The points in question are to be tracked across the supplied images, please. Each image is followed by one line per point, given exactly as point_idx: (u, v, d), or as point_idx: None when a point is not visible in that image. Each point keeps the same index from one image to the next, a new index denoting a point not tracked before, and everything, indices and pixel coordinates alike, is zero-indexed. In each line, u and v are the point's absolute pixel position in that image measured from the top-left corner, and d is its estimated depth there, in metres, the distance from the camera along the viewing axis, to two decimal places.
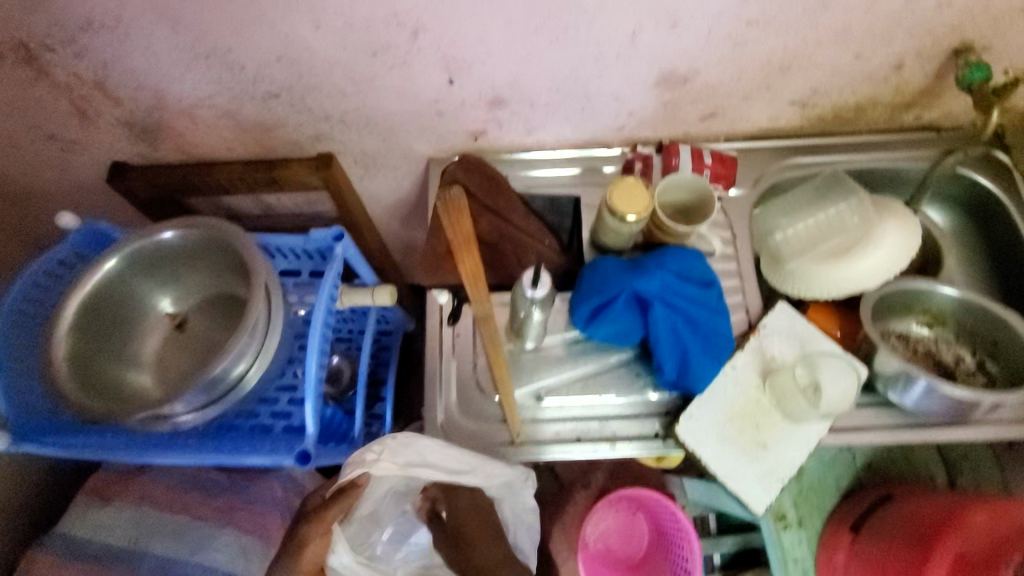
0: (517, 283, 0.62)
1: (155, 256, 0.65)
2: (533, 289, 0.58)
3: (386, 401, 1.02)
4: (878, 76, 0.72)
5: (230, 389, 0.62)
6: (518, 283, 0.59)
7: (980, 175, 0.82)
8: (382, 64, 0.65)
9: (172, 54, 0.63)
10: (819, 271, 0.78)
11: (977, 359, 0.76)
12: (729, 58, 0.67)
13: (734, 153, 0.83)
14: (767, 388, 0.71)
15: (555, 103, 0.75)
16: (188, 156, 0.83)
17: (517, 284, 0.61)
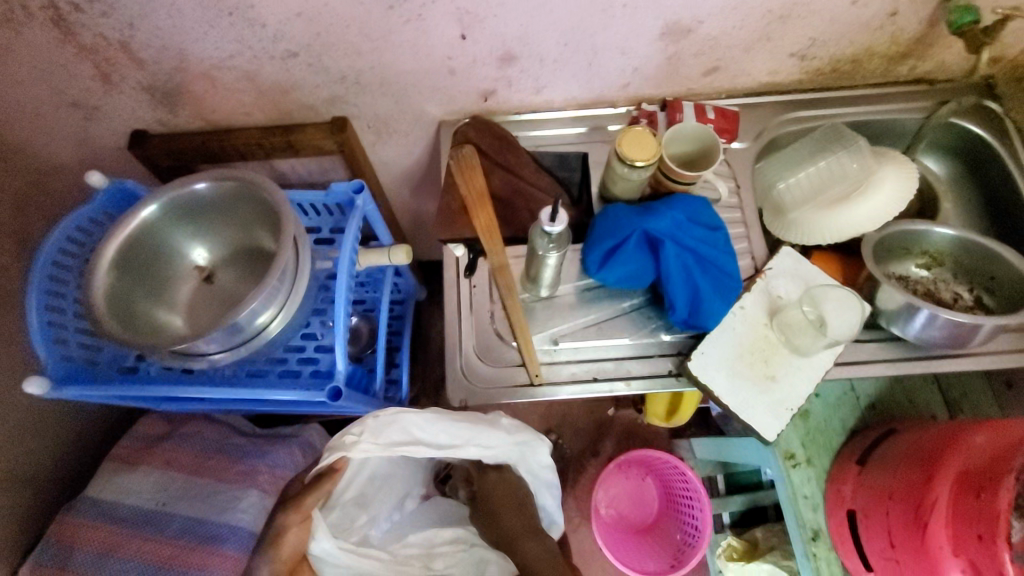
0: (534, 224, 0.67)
1: (186, 207, 0.67)
2: (551, 224, 0.63)
3: (403, 366, 1.05)
4: (873, 25, 0.75)
5: (258, 333, 0.66)
6: (537, 221, 0.64)
7: (972, 123, 0.85)
8: (399, 18, 0.68)
9: (196, 11, 0.66)
10: (821, 218, 0.81)
11: (975, 295, 0.79)
12: (731, 7, 0.70)
13: (735, 108, 0.86)
14: (775, 325, 0.74)
15: (563, 59, 0.78)
16: (207, 123, 0.85)
17: (534, 225, 0.66)
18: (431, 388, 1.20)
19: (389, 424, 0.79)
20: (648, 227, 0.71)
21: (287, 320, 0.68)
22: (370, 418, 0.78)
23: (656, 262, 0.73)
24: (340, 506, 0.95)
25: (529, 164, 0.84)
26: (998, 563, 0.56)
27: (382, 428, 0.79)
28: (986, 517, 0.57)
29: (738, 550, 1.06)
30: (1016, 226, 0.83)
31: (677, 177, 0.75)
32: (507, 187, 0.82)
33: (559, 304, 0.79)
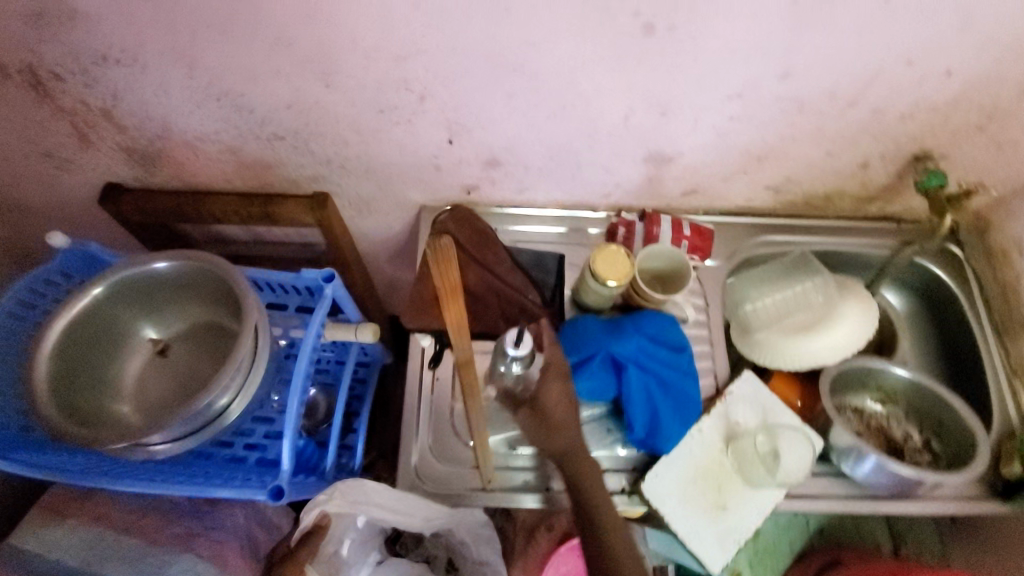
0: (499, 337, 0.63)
1: (143, 284, 0.65)
2: (515, 349, 0.60)
3: (358, 434, 1.00)
4: (844, 172, 0.78)
5: (212, 420, 0.63)
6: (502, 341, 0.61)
7: (936, 265, 0.89)
8: (388, 120, 0.69)
9: (182, 93, 0.65)
10: (784, 344, 0.82)
11: (924, 438, 0.80)
12: (712, 144, 0.72)
13: (711, 227, 0.88)
14: (731, 452, 0.74)
15: (548, 168, 0.79)
16: (185, 183, 0.84)
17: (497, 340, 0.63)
18: (386, 455, 1.17)
19: (354, 491, 0.73)
20: (616, 346, 0.72)
21: (244, 405, 0.66)
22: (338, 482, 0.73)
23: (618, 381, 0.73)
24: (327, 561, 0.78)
25: (507, 260, 0.84)
26: None
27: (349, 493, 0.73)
28: None
29: None
30: (966, 369, 0.87)
31: (647, 297, 0.77)
32: (481, 283, 0.83)
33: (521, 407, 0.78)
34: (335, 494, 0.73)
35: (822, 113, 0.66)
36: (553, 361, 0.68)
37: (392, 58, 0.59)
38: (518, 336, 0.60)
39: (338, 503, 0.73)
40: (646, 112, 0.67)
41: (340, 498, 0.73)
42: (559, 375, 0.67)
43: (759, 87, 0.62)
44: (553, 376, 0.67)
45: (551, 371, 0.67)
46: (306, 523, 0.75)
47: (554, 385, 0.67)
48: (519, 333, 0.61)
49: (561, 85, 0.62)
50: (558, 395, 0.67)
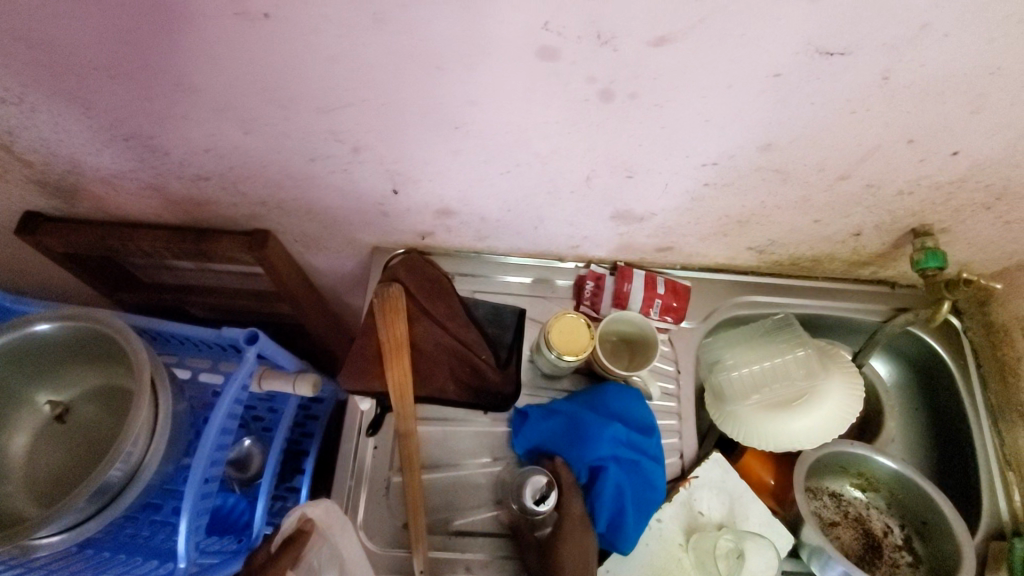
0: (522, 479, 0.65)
1: (23, 350, 0.58)
2: (537, 503, 0.62)
3: (305, 477, 0.91)
4: (835, 239, 0.70)
5: (115, 497, 0.57)
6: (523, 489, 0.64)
7: (931, 337, 0.81)
8: (321, 168, 0.61)
9: (85, 132, 0.57)
10: (759, 421, 0.75)
11: (905, 534, 0.74)
12: (686, 207, 0.64)
13: (688, 284, 0.81)
14: (691, 547, 0.68)
15: (506, 221, 0.71)
16: (110, 215, 0.76)
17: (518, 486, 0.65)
18: None
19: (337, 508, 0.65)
20: (585, 459, 0.67)
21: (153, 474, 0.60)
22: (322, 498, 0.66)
23: (592, 482, 0.67)
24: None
25: (461, 316, 0.76)
26: None
27: (333, 511, 0.65)
28: None
29: None
30: (955, 454, 0.79)
31: (609, 371, 0.71)
32: (429, 340, 0.74)
33: (467, 482, 0.72)
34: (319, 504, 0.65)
35: (809, 184, 0.58)
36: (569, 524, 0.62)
37: (314, 110, 0.51)
38: (540, 488, 0.63)
39: (321, 515, 0.64)
40: (610, 174, 0.59)
41: (325, 509, 0.65)
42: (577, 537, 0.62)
43: (738, 156, 0.54)
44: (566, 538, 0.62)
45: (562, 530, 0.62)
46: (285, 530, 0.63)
47: (568, 549, 0.61)
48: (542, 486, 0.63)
49: (511, 145, 0.54)
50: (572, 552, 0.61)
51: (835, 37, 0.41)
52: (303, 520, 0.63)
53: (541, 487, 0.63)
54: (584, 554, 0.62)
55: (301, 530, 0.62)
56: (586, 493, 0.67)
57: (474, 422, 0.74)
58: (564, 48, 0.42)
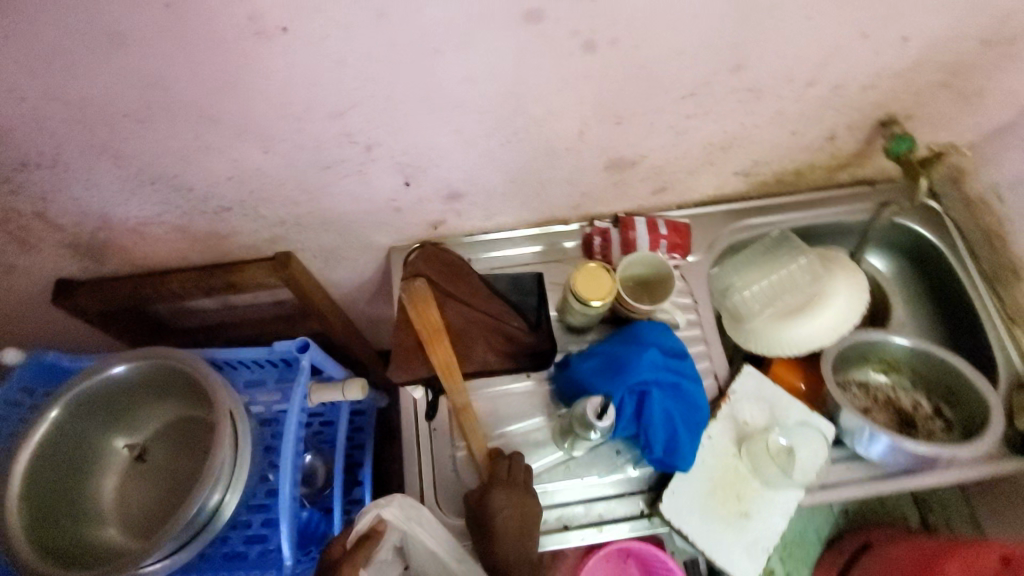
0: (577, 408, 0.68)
1: (103, 396, 0.62)
2: (601, 422, 0.66)
3: (366, 485, 0.95)
4: (812, 146, 0.76)
5: (208, 521, 0.60)
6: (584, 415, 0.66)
7: (917, 223, 0.87)
8: (336, 174, 0.65)
9: (115, 183, 0.62)
10: (778, 330, 0.81)
11: (934, 405, 0.79)
12: (673, 143, 0.69)
13: (686, 221, 0.86)
14: (744, 454, 0.72)
15: (510, 192, 0.76)
16: (138, 266, 0.80)
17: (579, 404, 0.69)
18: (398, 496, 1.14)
19: (413, 507, 0.68)
20: (628, 388, 0.69)
21: (238, 494, 0.63)
22: (399, 492, 0.69)
23: (641, 409, 0.70)
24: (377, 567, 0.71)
25: (485, 292, 0.81)
26: None
27: (407, 507, 0.69)
28: None
29: None
30: (964, 324, 0.85)
31: (634, 310, 0.75)
32: (462, 318, 0.79)
33: (527, 441, 0.76)
34: (396, 502, 0.68)
35: (781, 96, 0.64)
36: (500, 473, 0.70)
37: (328, 115, 0.55)
38: (600, 404, 0.67)
39: (396, 514, 0.67)
40: (600, 124, 0.63)
41: (400, 509, 0.68)
42: (508, 485, 0.69)
43: (714, 83, 0.60)
44: (500, 485, 0.68)
45: (499, 481, 0.69)
46: (360, 527, 0.67)
47: (499, 494, 0.68)
48: (599, 404, 0.66)
49: (508, 114, 0.59)
50: (508, 496, 0.68)
51: None
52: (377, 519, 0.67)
53: (601, 403, 0.67)
54: (521, 505, 0.68)
55: (374, 528, 0.67)
56: (637, 421, 0.71)
57: (523, 386, 0.79)
58: (546, 8, 0.47)
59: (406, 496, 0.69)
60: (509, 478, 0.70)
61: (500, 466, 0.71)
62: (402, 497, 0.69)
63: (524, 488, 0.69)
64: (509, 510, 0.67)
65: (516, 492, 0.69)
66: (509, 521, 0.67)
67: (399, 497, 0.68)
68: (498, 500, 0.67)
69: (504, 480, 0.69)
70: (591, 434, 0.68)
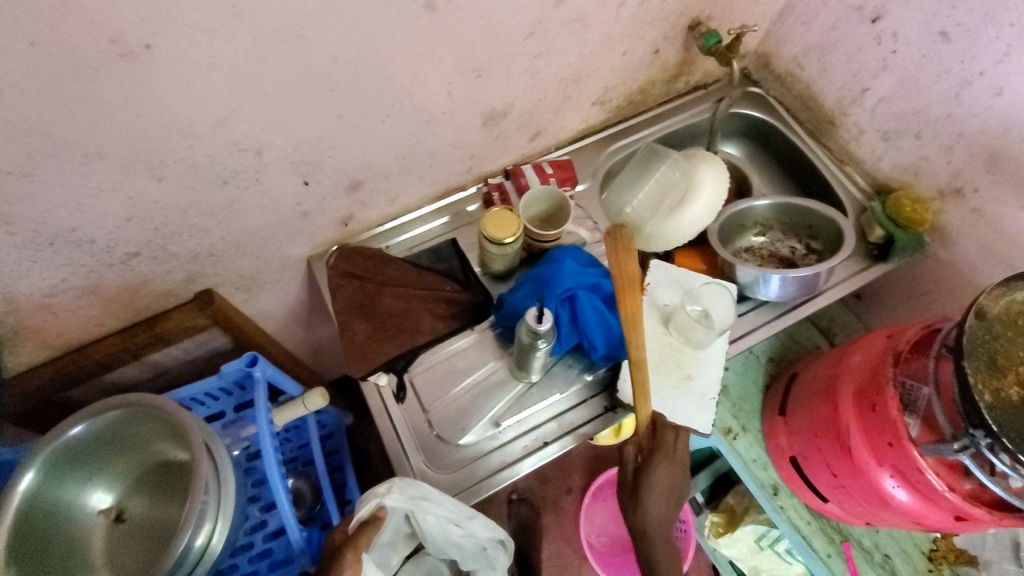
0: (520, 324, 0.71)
1: (72, 456, 0.62)
2: (542, 326, 0.69)
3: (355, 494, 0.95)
4: (645, 63, 0.88)
5: (195, 561, 0.59)
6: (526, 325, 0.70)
7: (749, 108, 1.03)
8: (236, 188, 0.68)
9: (12, 253, 0.61)
10: (667, 223, 0.91)
11: (805, 244, 0.94)
12: (531, 84, 0.79)
13: (566, 157, 0.95)
14: (672, 329, 0.82)
15: (405, 169, 0.82)
16: (54, 348, 0.77)
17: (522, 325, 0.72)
18: None
19: (413, 486, 0.70)
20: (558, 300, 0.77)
21: (225, 530, 0.62)
22: (397, 475, 0.71)
23: (575, 315, 0.78)
24: (379, 547, 0.76)
25: (411, 269, 0.86)
26: (914, 460, 0.68)
27: (407, 488, 0.70)
28: (889, 424, 0.70)
29: (722, 524, 1.18)
30: (809, 176, 1.01)
31: (546, 238, 0.83)
32: (400, 298, 0.84)
33: (490, 382, 0.82)
34: (395, 487, 0.69)
35: (603, 20, 0.75)
36: (663, 449, 0.72)
37: (212, 125, 0.59)
38: (536, 313, 0.70)
39: (398, 498, 0.69)
40: (464, 79, 0.71)
41: (400, 493, 0.69)
42: (670, 464, 0.71)
43: (545, 19, 0.70)
44: (663, 460, 0.71)
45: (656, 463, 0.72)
46: (362, 517, 0.68)
47: (656, 473, 0.72)
48: (538, 312, 0.70)
49: (379, 86, 0.65)
50: (665, 474, 0.72)
51: None
52: (380, 508, 0.69)
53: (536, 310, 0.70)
54: (669, 477, 0.72)
55: (377, 517, 0.68)
56: (575, 329, 0.79)
57: (467, 340, 0.84)
58: None
59: (404, 479, 0.71)
60: (673, 455, 0.71)
61: (667, 444, 0.72)
62: (401, 479, 0.70)
63: (679, 467, 0.72)
64: (664, 483, 0.72)
65: (672, 471, 0.72)
66: (659, 494, 0.72)
67: (397, 481, 0.70)
68: (654, 480, 0.72)
69: (666, 464, 0.71)
70: (540, 343, 0.70)
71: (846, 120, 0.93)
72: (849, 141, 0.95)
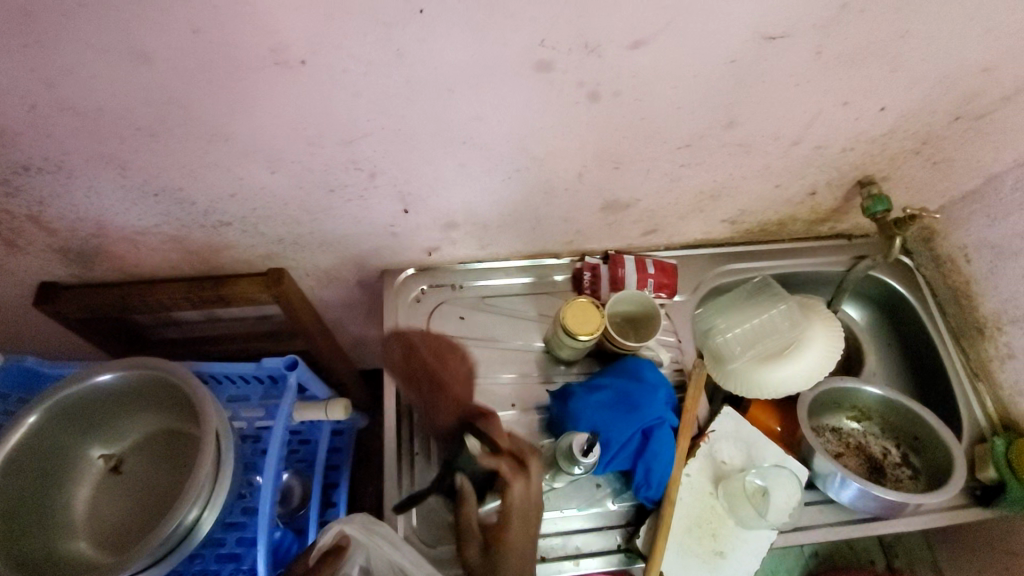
0: (566, 438, 0.67)
1: (91, 400, 0.62)
2: (585, 457, 0.65)
3: (341, 505, 0.92)
4: (795, 200, 0.80)
5: (181, 541, 0.57)
6: (570, 452, 0.66)
7: (890, 277, 0.91)
8: (339, 198, 0.66)
9: (118, 192, 0.62)
10: (757, 372, 0.82)
11: (902, 452, 0.84)
12: (666, 190, 0.73)
13: (673, 262, 0.88)
14: (721, 493, 0.74)
15: (507, 225, 0.78)
16: (126, 274, 0.79)
17: (567, 438, 0.68)
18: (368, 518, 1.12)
19: (376, 521, 0.65)
20: (631, 427, 0.71)
21: (215, 517, 0.59)
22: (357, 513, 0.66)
23: (642, 449, 0.72)
24: None
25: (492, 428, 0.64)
26: None
27: (369, 523, 0.65)
28: None
29: None
30: (930, 376, 0.89)
31: (622, 346, 0.77)
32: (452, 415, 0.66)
33: None
34: (355, 520, 0.65)
35: (768, 152, 0.68)
36: (517, 506, 0.61)
37: (337, 143, 0.57)
38: (587, 441, 0.66)
39: (359, 530, 0.64)
40: (599, 167, 0.66)
41: (361, 525, 0.64)
42: (524, 523, 0.61)
43: (707, 136, 0.63)
44: (516, 520, 0.61)
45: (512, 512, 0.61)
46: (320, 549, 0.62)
47: (515, 535, 0.60)
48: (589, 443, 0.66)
49: (511, 153, 0.62)
50: (516, 538, 0.60)
51: (774, 23, 0.50)
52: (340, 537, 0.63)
53: (590, 439, 0.66)
54: (529, 538, 0.61)
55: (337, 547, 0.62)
56: (621, 460, 0.71)
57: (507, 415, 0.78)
58: (558, 60, 0.50)
59: (366, 516, 0.66)
60: (526, 510, 0.61)
61: (520, 498, 0.61)
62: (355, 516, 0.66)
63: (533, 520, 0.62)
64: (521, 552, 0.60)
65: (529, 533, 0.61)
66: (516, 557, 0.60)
67: (360, 513, 0.65)
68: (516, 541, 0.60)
69: (523, 524, 0.61)
70: (576, 471, 0.67)
71: (998, 336, 0.82)
72: (991, 359, 0.83)
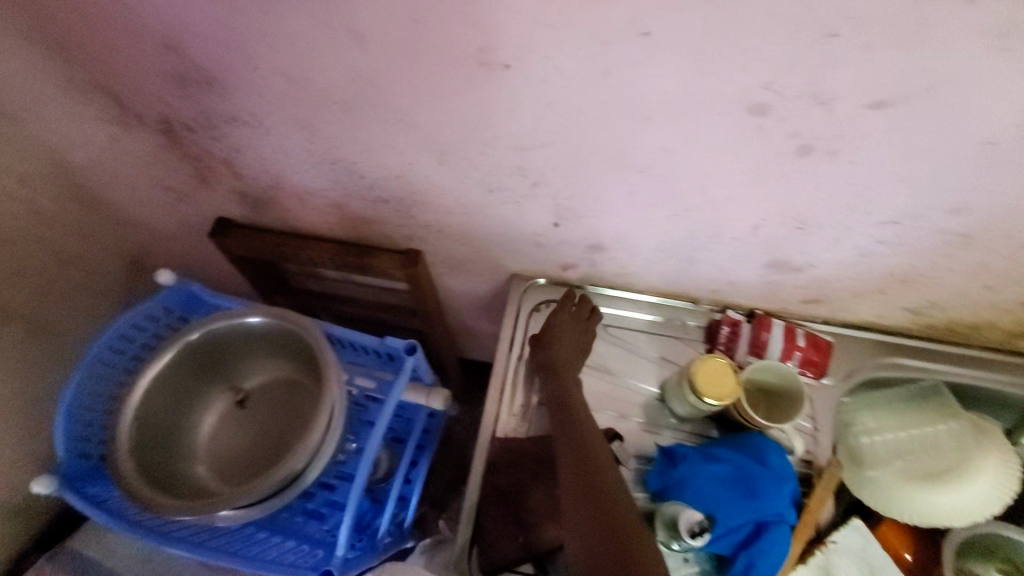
0: (675, 508, 0.63)
1: (235, 336, 0.66)
2: (696, 539, 0.60)
3: (413, 485, 0.92)
4: (1004, 306, 0.67)
5: (285, 487, 0.59)
6: (678, 526, 0.61)
7: None
8: (496, 199, 0.66)
9: (301, 154, 0.66)
10: (899, 489, 0.70)
11: None
12: (850, 263, 0.64)
13: (830, 338, 0.78)
14: None
15: (654, 260, 0.73)
16: (286, 225, 0.85)
17: (677, 509, 0.63)
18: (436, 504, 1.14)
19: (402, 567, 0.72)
20: (743, 515, 0.64)
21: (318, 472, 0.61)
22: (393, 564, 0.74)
23: (749, 541, 0.64)
24: None
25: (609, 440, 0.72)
26: None
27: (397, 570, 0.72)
28: None
29: None
30: None
31: (748, 419, 0.69)
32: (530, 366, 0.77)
33: None
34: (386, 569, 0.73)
35: (992, 249, 0.57)
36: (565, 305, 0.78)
37: (511, 148, 0.56)
38: (698, 523, 0.61)
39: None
40: (780, 224, 0.59)
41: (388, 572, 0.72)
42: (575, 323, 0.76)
43: (924, 217, 0.54)
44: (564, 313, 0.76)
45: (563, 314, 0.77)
46: None
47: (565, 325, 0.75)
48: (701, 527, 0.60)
49: (687, 191, 0.57)
50: (564, 332, 0.74)
51: None
52: None
53: (701, 521, 0.61)
54: (576, 335, 0.75)
55: None
56: (723, 546, 0.64)
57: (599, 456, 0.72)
58: (777, 106, 0.45)
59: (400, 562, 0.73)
60: (577, 314, 0.77)
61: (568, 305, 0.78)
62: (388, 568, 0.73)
63: (585, 326, 0.76)
64: (567, 334, 0.74)
65: (578, 329, 0.75)
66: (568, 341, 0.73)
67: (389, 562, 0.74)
68: (562, 325, 0.75)
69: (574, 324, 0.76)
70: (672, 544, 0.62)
71: None
72: None
